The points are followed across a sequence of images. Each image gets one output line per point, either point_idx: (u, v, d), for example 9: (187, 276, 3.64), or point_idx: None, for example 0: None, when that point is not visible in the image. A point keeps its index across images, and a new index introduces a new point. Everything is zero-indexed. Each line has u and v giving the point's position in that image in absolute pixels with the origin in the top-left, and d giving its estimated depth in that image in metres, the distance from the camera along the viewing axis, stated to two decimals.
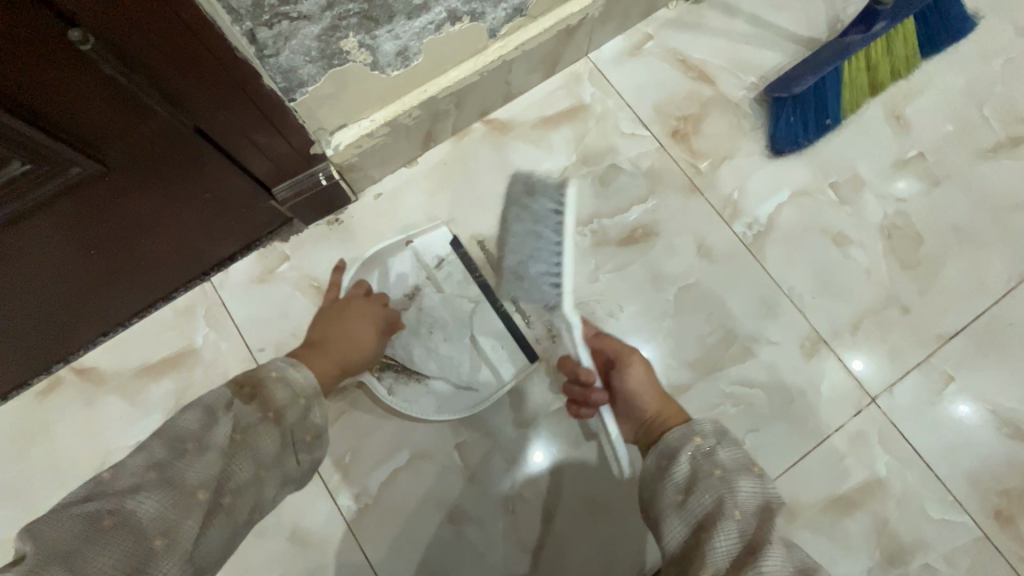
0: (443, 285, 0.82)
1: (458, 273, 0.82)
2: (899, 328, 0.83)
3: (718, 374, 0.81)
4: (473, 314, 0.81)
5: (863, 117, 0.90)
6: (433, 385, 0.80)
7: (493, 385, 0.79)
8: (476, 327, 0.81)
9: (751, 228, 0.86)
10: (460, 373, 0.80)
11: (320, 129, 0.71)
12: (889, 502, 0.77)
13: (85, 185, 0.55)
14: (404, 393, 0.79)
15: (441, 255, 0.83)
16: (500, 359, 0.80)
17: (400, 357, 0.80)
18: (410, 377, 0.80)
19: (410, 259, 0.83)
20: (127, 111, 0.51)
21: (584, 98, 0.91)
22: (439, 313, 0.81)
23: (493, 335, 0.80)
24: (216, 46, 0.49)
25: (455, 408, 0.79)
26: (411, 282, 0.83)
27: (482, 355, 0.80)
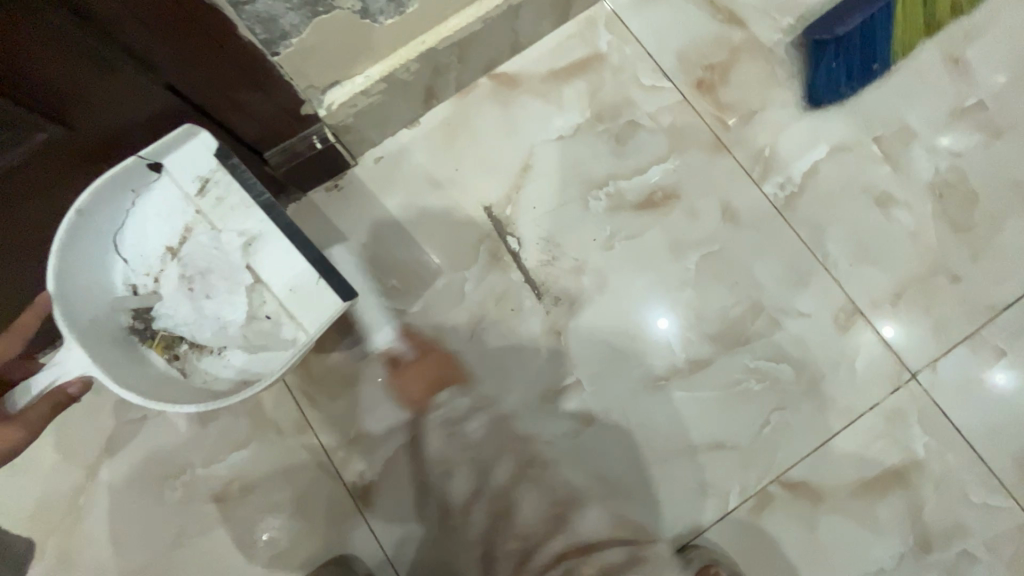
0: (215, 218, 0.59)
1: (231, 191, 0.59)
2: (945, 298, 0.75)
3: (742, 348, 0.75)
4: (250, 250, 0.59)
5: (915, 60, 0.80)
6: (230, 354, 0.61)
7: (296, 337, 0.59)
8: (258, 262, 0.59)
9: (783, 189, 0.78)
10: (249, 331, 0.60)
11: (310, 87, 0.65)
12: (926, 485, 0.72)
13: (53, 150, 0.52)
14: (200, 374, 0.61)
15: (203, 172, 0.59)
16: (300, 301, 0.58)
17: (177, 331, 0.61)
18: (203, 350, 0.61)
19: (170, 186, 0.60)
20: (88, 69, 0.46)
21: (600, 47, 0.83)
22: (208, 262, 0.60)
23: (285, 271, 0.58)
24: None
25: (257, 374, 0.59)
26: (179, 227, 0.61)
27: (279, 302, 0.59)
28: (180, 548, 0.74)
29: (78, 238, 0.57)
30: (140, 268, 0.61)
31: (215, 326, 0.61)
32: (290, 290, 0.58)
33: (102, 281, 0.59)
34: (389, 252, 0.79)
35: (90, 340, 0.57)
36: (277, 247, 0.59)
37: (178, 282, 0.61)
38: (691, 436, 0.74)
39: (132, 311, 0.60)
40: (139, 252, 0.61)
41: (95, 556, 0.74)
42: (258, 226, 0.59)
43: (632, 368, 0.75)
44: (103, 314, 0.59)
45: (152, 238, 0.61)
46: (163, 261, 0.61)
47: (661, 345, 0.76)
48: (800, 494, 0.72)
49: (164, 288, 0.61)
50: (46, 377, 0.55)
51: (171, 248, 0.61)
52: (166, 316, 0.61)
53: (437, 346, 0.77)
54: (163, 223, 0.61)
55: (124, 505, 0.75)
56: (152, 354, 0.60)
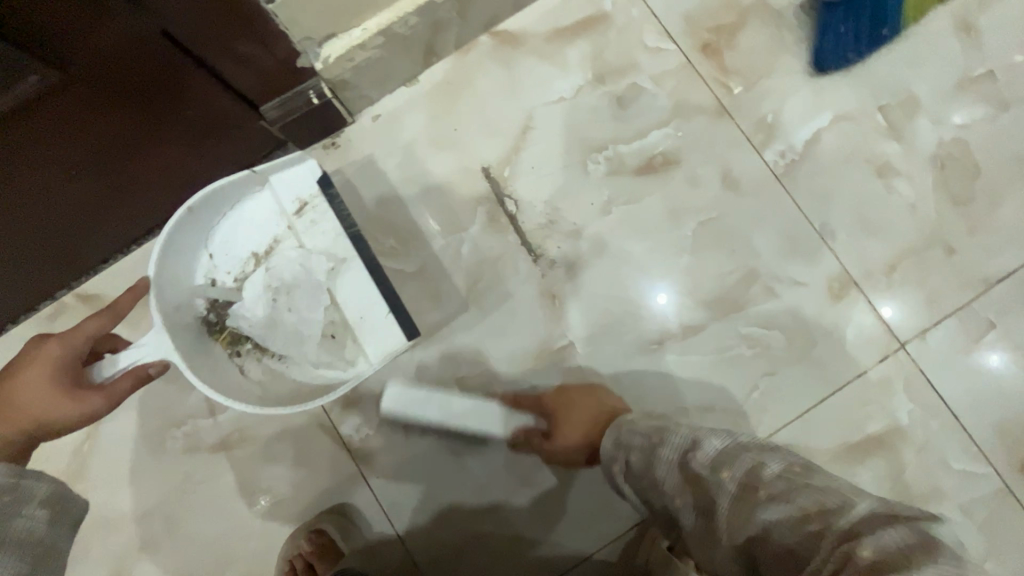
0: (304, 239, 0.72)
1: (323, 220, 0.71)
2: (940, 270, 0.76)
3: (735, 315, 0.76)
4: (335, 275, 0.71)
5: (926, 27, 0.78)
6: (291, 360, 0.71)
7: (356, 357, 0.70)
8: (338, 286, 0.71)
9: (784, 157, 0.77)
10: (314, 345, 0.71)
11: (306, 38, 0.64)
12: (909, 452, 0.74)
13: (47, 96, 0.50)
14: (259, 373, 0.71)
15: (304, 196, 0.71)
16: (367, 327, 0.70)
17: (245, 330, 0.71)
18: (264, 352, 0.72)
19: (269, 203, 0.72)
20: (82, 10, 0.45)
21: (605, 7, 0.81)
22: (291, 275, 0.72)
23: (361, 299, 0.70)
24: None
25: (315, 383, 0.70)
26: (267, 240, 0.73)
27: (347, 324, 0.70)
28: (184, 496, 0.76)
29: (183, 231, 0.67)
30: (224, 267, 0.72)
31: (282, 332, 0.71)
32: (361, 317, 0.70)
33: (188, 271, 0.70)
34: (388, 211, 0.79)
35: (174, 319, 0.66)
36: (358, 276, 0.70)
37: (259, 288, 0.72)
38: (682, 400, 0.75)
39: (209, 304, 0.71)
40: (226, 255, 0.72)
41: (100, 500, 0.76)
42: (344, 254, 0.71)
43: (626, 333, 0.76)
44: (185, 304, 0.69)
45: (241, 244, 0.73)
46: (248, 265, 0.73)
47: (659, 317, 0.76)
48: None
49: (245, 289, 0.72)
50: (131, 354, 0.60)
51: (256, 255, 0.73)
52: (239, 314, 0.71)
53: (434, 306, 0.78)
54: (254, 234, 0.73)
55: (128, 454, 0.77)
56: (217, 345, 0.70)
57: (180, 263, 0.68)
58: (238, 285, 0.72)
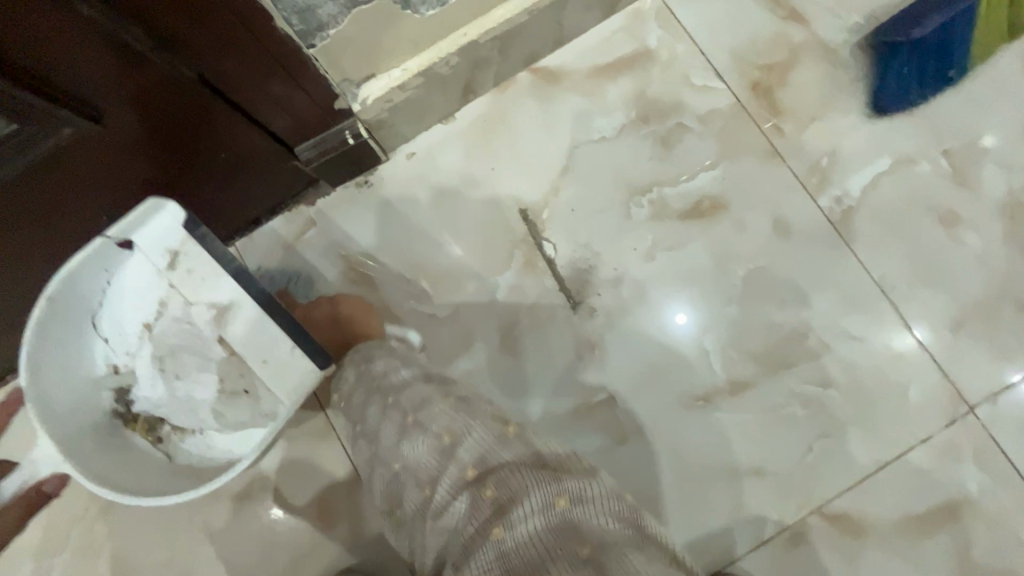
0: (186, 292, 0.62)
1: (200, 265, 0.62)
2: (1011, 327, 0.70)
3: (787, 371, 0.71)
4: (224, 322, 0.63)
5: (994, 67, 0.74)
6: (212, 431, 0.65)
7: (274, 408, 0.63)
8: (232, 333, 0.63)
9: (839, 203, 0.73)
10: (224, 412, 0.64)
11: (344, 78, 0.62)
12: (978, 526, 0.68)
13: (79, 146, 0.49)
14: (182, 452, 0.64)
15: (172, 244, 0.61)
16: (272, 372, 0.62)
17: (155, 413, 0.64)
18: (184, 431, 0.65)
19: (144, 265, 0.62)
20: (118, 61, 0.44)
21: (648, 42, 0.78)
22: (182, 339, 0.64)
23: (257, 340, 0.63)
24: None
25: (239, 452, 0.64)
26: (150, 304, 0.64)
27: (251, 375, 0.63)
28: (201, 547, 0.73)
29: (53, 325, 0.59)
30: (119, 346, 0.64)
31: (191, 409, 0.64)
32: (263, 364, 0.62)
33: (82, 361, 0.62)
34: (420, 254, 0.76)
35: (68, 427, 0.60)
36: (245, 319, 0.62)
37: (150, 362, 0.64)
38: (727, 461, 0.70)
39: (113, 389, 0.64)
40: (113, 329, 0.64)
41: (117, 548, 0.73)
42: (228, 297, 0.62)
43: (670, 387, 0.72)
44: (82, 398, 0.62)
45: (124, 317, 0.64)
46: (139, 338, 0.64)
47: (697, 352, 0.72)
48: (842, 527, 0.68)
49: (138, 370, 0.64)
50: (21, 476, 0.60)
51: (147, 324, 0.64)
52: (144, 395, 0.64)
53: (468, 354, 0.74)
54: (134, 300, 0.63)
55: (147, 502, 0.74)
56: (135, 435, 0.64)
57: (64, 359, 0.61)
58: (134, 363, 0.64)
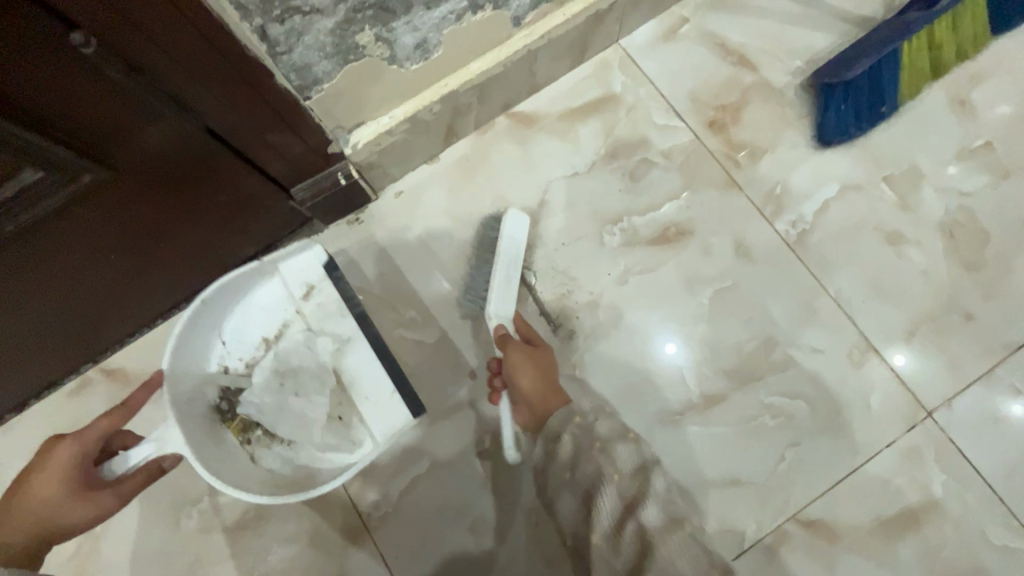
0: (312, 322, 0.74)
1: (330, 305, 0.74)
2: (960, 336, 0.76)
3: (756, 384, 0.75)
4: (341, 353, 0.74)
5: (922, 102, 0.82)
6: (299, 445, 0.71)
7: (365, 438, 0.72)
8: (344, 365, 0.74)
9: (794, 226, 0.80)
10: (324, 430, 0.72)
11: (338, 127, 0.69)
12: (945, 527, 0.71)
13: (94, 190, 0.54)
14: (269, 458, 0.70)
15: (312, 281, 0.73)
16: (373, 407, 0.72)
17: (255, 417, 0.71)
18: (274, 439, 0.71)
19: (278, 288, 0.74)
20: (136, 116, 0.49)
21: (614, 87, 0.86)
22: (299, 360, 0.74)
23: (368, 377, 0.73)
24: (210, 29, 0.46)
25: (330, 469, 0.70)
26: (273, 324, 0.75)
27: (356, 406, 0.73)
28: None
29: (200, 322, 0.68)
30: (236, 353, 0.73)
31: (290, 418, 0.72)
32: (367, 397, 0.73)
33: (201, 359, 0.70)
34: (408, 284, 0.82)
35: (185, 412, 0.65)
36: (363, 355, 0.74)
37: (266, 374, 0.73)
38: (706, 474, 0.74)
39: (222, 389, 0.72)
40: (236, 339, 0.73)
41: None
42: (349, 334, 0.74)
43: (648, 403, 0.76)
44: (199, 391, 0.69)
45: (250, 330, 0.74)
46: (258, 350, 0.74)
47: (672, 367, 0.77)
48: (817, 533, 0.72)
49: (255, 378, 0.73)
50: (142, 450, 0.61)
51: (266, 340, 0.74)
52: (247, 402, 0.72)
53: (455, 378, 0.78)
54: (262, 319, 0.74)
55: (142, 535, 0.75)
56: (228, 433, 0.70)
57: (194, 353, 0.69)
58: (249, 370, 0.73)
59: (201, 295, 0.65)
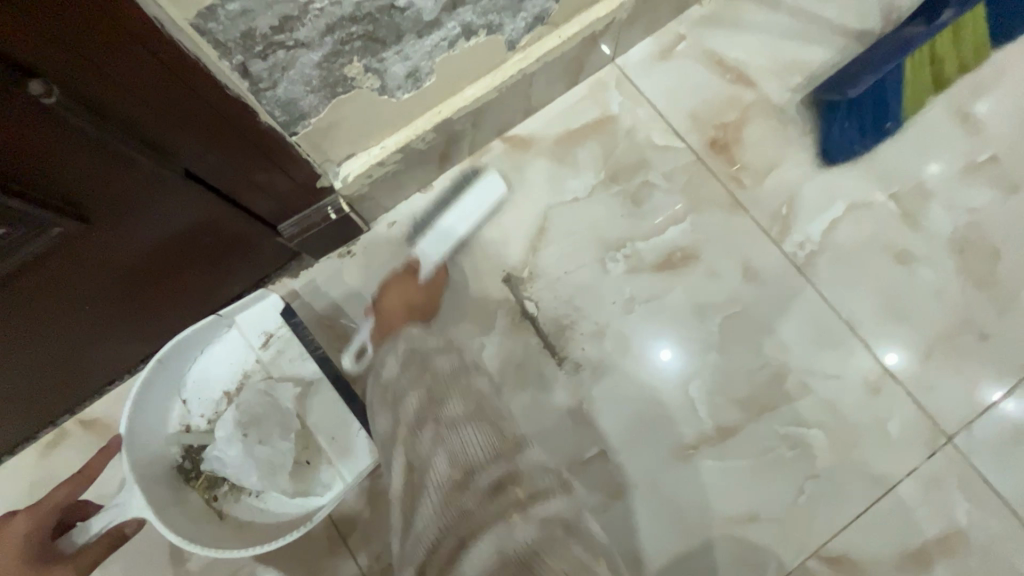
0: (274, 369, 0.75)
1: (290, 350, 0.76)
2: (976, 357, 0.74)
3: (770, 414, 0.73)
4: (304, 398, 0.75)
5: (926, 116, 0.80)
6: (267, 496, 0.71)
7: (333, 478, 0.72)
8: (309, 409, 0.74)
9: (803, 248, 0.77)
10: (291, 476, 0.71)
11: (326, 160, 0.65)
12: (972, 557, 0.69)
13: (63, 244, 0.50)
14: (237, 513, 0.71)
15: (271, 328, 0.76)
16: (339, 447, 0.73)
17: (222, 472, 0.68)
18: (241, 492, 0.72)
19: (237, 340, 0.75)
20: (107, 165, 0.45)
21: (612, 108, 0.83)
22: (262, 408, 0.72)
23: (329, 419, 0.74)
24: (184, 67, 0.42)
25: (298, 514, 0.70)
26: (232, 377, 0.75)
27: (321, 448, 0.73)
28: None
29: (155, 382, 0.69)
30: (197, 410, 0.74)
31: (257, 469, 0.68)
32: (332, 438, 0.74)
33: (162, 420, 0.71)
34: None
35: (148, 475, 0.66)
36: (326, 396, 0.75)
37: (229, 425, 0.69)
38: (723, 510, 0.71)
39: (185, 449, 0.72)
40: (197, 397, 0.74)
41: None
42: (311, 376, 0.75)
43: (659, 438, 0.73)
44: (161, 452, 0.70)
45: (212, 386, 0.75)
46: (220, 404, 0.75)
47: (683, 400, 0.74)
48: (842, 569, 0.69)
49: (217, 431, 0.69)
50: (101, 519, 0.62)
51: (227, 393, 0.75)
52: (212, 457, 0.68)
53: None
54: (223, 372, 0.75)
55: None
56: (193, 492, 0.70)
57: (152, 414, 0.70)
58: (211, 425, 0.74)
59: (158, 355, 0.67)
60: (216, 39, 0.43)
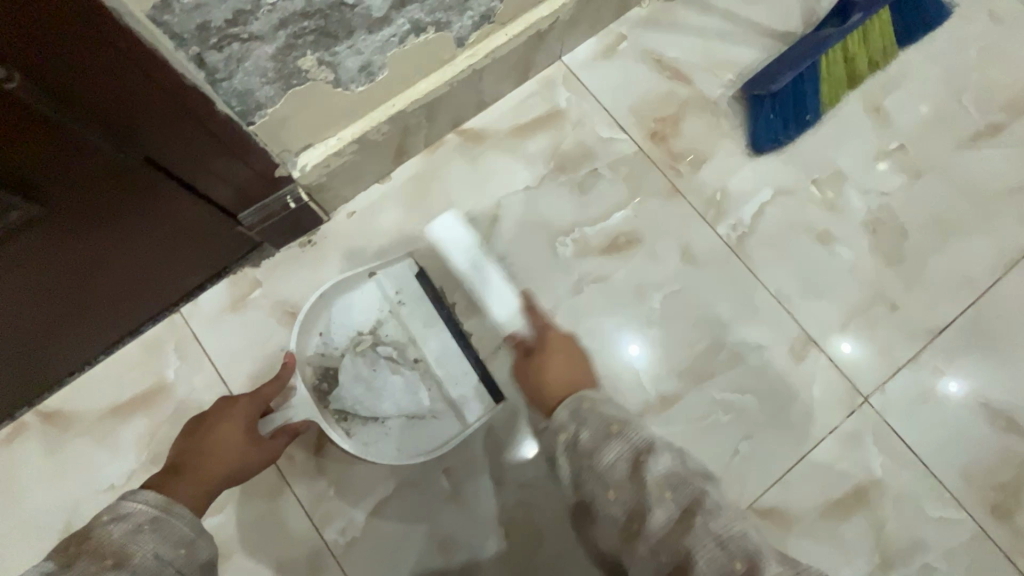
0: (403, 320, 0.79)
1: (419, 305, 0.79)
2: (888, 325, 0.82)
3: (708, 382, 0.79)
4: (430, 348, 0.79)
5: (842, 110, 0.89)
6: (392, 424, 0.76)
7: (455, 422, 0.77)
8: (433, 361, 0.78)
9: (735, 229, 0.84)
10: (419, 410, 0.77)
11: (284, 150, 0.68)
12: (886, 504, 0.76)
13: (26, 228, 0.52)
14: (362, 435, 0.75)
15: (403, 288, 0.80)
16: (462, 394, 0.77)
17: (356, 401, 0.76)
18: (370, 418, 0.76)
19: (375, 292, 0.79)
20: (68, 150, 0.48)
21: (559, 104, 0.88)
22: (397, 352, 0.78)
23: (453, 369, 0.78)
24: (142, 58, 0.44)
25: (421, 446, 0.76)
26: (373, 318, 0.79)
27: (444, 393, 0.78)
28: None
29: (309, 312, 0.75)
30: (333, 342, 0.78)
31: (393, 400, 0.77)
32: (456, 385, 0.78)
33: (303, 346, 0.76)
34: None
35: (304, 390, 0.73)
36: (449, 350, 0.79)
37: (370, 362, 0.77)
38: None
39: (320, 375, 0.76)
40: (337, 328, 0.78)
41: None
42: (436, 331, 0.79)
43: None
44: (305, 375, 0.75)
45: (352, 323, 0.78)
46: (354, 342, 0.78)
47: (630, 375, 0.79)
48: (774, 521, 0.75)
49: (360, 363, 0.77)
50: (282, 415, 0.70)
51: (363, 332, 0.78)
52: (350, 385, 0.76)
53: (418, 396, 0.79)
54: (363, 315, 0.79)
55: None
56: (325, 413, 0.75)
57: (298, 344, 0.75)
58: (347, 358, 0.77)
59: (320, 290, 0.73)
60: (172, 31, 0.46)
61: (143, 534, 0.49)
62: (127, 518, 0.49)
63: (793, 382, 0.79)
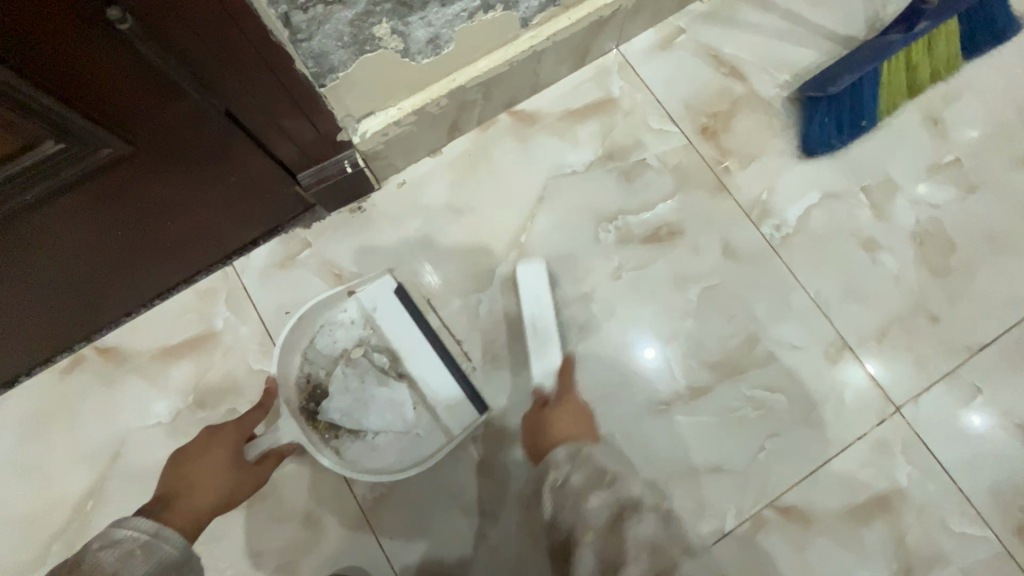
0: (385, 335, 0.81)
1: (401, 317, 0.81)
2: (926, 337, 0.81)
3: (739, 377, 0.80)
4: (413, 361, 0.80)
5: (898, 119, 0.88)
6: (381, 439, 0.79)
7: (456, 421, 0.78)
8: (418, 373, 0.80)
9: (779, 230, 0.84)
10: (406, 423, 0.78)
11: (348, 116, 0.71)
12: (909, 514, 0.76)
13: (112, 165, 0.55)
14: (352, 452, 0.78)
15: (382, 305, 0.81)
16: (449, 403, 0.79)
17: (341, 417, 0.78)
18: (357, 435, 0.78)
19: (354, 310, 0.81)
20: (160, 94, 0.51)
21: (613, 91, 0.89)
22: (382, 367, 0.80)
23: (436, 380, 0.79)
24: (240, 13, 0.47)
25: (410, 458, 0.78)
26: (356, 335, 0.81)
27: (440, 398, 0.79)
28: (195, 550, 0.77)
29: (291, 336, 0.77)
30: (318, 363, 0.80)
31: (379, 415, 0.78)
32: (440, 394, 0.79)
33: (289, 369, 0.78)
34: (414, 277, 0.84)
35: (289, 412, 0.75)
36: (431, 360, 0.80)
37: (352, 379, 0.79)
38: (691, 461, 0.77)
39: (307, 397, 0.79)
40: (322, 349, 0.80)
41: None
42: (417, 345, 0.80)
43: (636, 392, 0.79)
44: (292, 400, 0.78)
45: (334, 343, 0.81)
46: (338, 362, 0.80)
47: (660, 363, 0.80)
48: (793, 519, 0.76)
49: (342, 381, 0.79)
50: (267, 440, 0.72)
51: (346, 352, 0.81)
52: (334, 404, 0.78)
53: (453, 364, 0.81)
54: (344, 335, 0.81)
55: None
56: (316, 432, 0.78)
57: (281, 368, 0.77)
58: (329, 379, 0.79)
59: (301, 310, 0.75)
60: None
61: (135, 559, 0.52)
62: (120, 544, 0.53)
63: (823, 385, 0.79)
